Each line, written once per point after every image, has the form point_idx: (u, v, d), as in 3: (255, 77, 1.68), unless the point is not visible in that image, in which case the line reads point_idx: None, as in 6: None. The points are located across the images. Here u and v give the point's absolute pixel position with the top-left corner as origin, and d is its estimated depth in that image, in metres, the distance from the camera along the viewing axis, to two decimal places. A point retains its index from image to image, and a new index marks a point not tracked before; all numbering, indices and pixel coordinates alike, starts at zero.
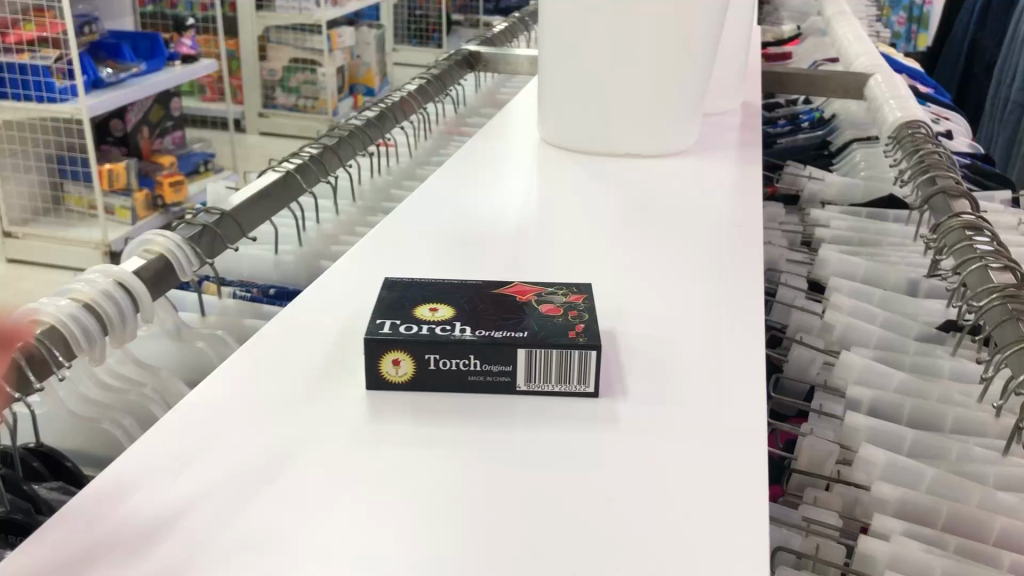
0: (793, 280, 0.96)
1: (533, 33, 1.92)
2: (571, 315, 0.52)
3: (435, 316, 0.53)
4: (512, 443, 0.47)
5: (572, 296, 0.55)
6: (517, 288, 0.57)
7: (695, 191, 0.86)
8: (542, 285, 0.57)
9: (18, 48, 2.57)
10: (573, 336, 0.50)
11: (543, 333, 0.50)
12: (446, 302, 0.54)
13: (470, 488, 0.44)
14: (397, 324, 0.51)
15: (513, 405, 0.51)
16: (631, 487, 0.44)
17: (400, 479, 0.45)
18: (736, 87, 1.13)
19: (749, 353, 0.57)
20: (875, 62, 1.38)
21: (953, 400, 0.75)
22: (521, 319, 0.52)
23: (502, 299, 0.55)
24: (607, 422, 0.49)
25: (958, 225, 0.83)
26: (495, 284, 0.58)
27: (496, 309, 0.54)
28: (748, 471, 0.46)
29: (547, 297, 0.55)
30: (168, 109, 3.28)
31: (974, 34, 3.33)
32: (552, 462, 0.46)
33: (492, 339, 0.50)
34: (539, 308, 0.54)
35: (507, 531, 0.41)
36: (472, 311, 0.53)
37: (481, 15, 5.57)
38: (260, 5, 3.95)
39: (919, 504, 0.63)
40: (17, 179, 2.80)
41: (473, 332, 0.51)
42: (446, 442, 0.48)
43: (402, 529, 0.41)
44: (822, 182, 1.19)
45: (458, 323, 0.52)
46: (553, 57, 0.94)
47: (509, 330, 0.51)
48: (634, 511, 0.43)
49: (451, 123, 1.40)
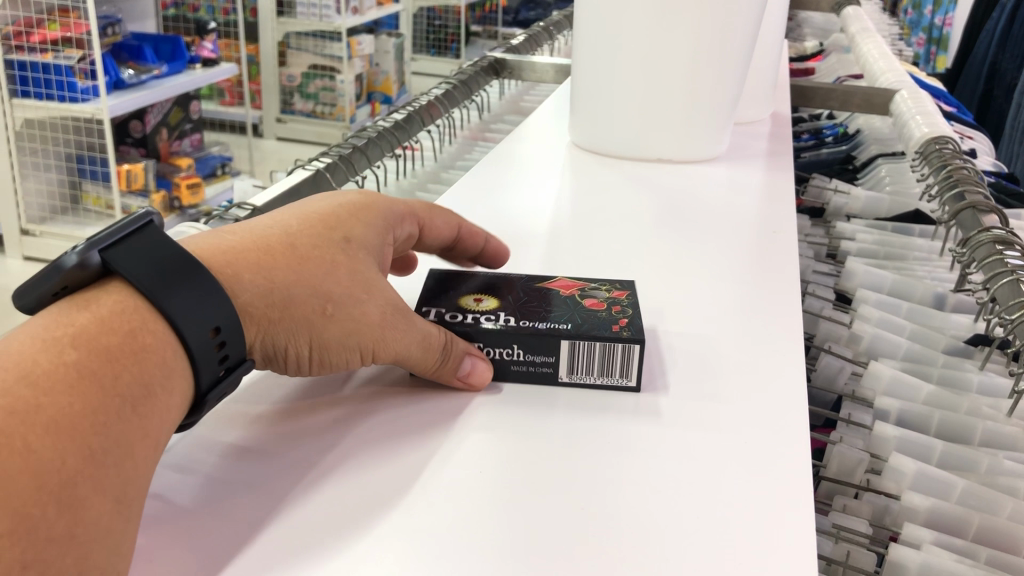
0: (821, 291, 0.96)
1: (556, 43, 1.92)
2: (615, 310, 0.54)
3: (480, 306, 0.55)
4: (553, 441, 0.48)
5: (614, 292, 0.57)
6: (561, 283, 0.59)
7: (724, 198, 0.87)
8: (584, 281, 0.59)
9: (42, 48, 2.58)
10: (617, 329, 0.52)
11: (585, 326, 0.52)
12: (489, 293, 0.57)
13: (511, 480, 0.44)
14: (444, 314, 0.54)
15: (554, 404, 0.51)
16: (674, 485, 0.45)
17: (441, 472, 0.45)
18: (764, 100, 1.14)
19: (784, 357, 0.57)
20: (901, 78, 1.38)
21: (982, 413, 0.75)
22: (564, 312, 0.54)
23: (547, 293, 0.57)
24: (647, 421, 0.50)
25: (988, 239, 0.82)
26: (539, 278, 0.60)
27: (539, 301, 0.56)
28: (789, 473, 0.46)
29: (590, 293, 0.57)
30: (187, 112, 3.30)
31: (994, 57, 3.33)
32: (592, 458, 0.46)
33: (535, 330, 0.52)
34: (582, 302, 0.55)
35: (554, 522, 0.42)
36: (517, 303, 0.55)
37: (500, 26, 5.59)
38: (281, 11, 3.98)
39: (950, 513, 0.63)
40: (36, 177, 2.82)
41: (516, 322, 0.53)
42: (487, 437, 0.48)
43: (448, 519, 0.42)
44: (848, 197, 1.19)
45: (502, 313, 0.54)
46: (586, 62, 0.95)
47: (552, 323, 0.53)
48: (679, 509, 0.43)
49: (476, 129, 1.40)
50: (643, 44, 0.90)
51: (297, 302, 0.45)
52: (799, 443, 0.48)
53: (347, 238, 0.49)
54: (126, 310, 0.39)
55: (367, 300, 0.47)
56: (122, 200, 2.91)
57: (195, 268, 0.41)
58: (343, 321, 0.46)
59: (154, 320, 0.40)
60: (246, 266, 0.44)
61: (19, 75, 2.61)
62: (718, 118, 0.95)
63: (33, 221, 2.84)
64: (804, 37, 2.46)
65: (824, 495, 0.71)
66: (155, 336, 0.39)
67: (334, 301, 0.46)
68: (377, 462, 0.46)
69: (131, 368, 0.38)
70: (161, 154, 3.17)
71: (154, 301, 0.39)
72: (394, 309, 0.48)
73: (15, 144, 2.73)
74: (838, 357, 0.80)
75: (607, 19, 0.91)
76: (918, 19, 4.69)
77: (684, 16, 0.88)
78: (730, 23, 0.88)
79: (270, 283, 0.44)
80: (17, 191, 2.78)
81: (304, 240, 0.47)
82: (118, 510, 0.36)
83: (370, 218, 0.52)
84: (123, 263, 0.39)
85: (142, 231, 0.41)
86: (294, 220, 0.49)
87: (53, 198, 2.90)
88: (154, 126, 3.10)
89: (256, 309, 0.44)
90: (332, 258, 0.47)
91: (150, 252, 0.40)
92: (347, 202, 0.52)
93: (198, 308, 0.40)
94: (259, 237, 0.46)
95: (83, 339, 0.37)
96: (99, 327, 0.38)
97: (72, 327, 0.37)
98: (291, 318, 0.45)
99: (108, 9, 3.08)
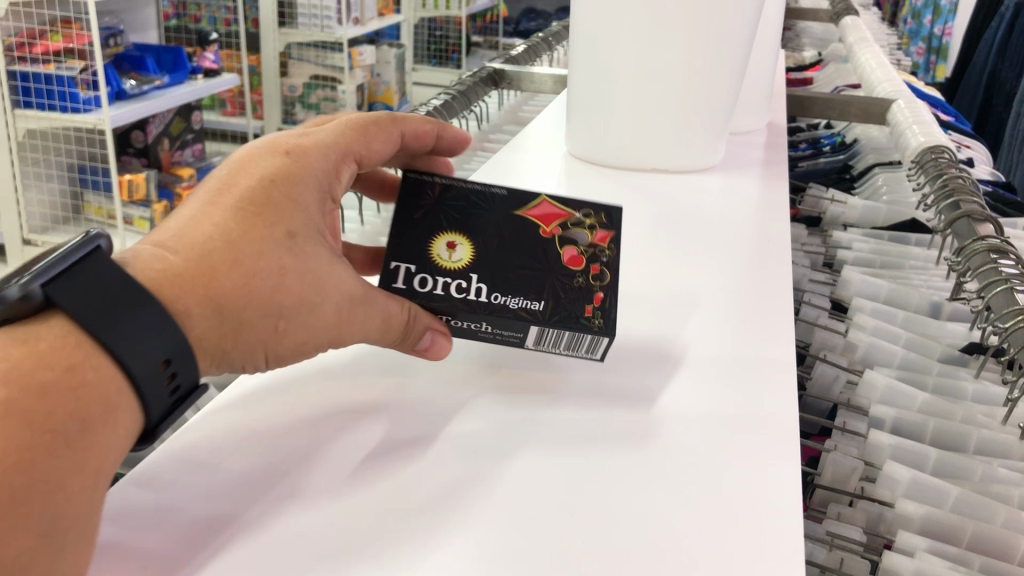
0: (817, 299, 0.96)
1: (556, 53, 1.93)
2: (591, 276, 0.56)
3: (454, 261, 0.56)
4: (549, 451, 0.48)
5: (598, 235, 0.58)
6: (545, 207, 0.59)
7: (721, 206, 0.87)
8: (570, 207, 0.59)
9: (44, 59, 2.59)
10: (589, 316, 0.55)
11: (558, 308, 0.55)
12: (460, 231, 0.57)
13: (503, 492, 0.45)
14: (416, 276, 0.56)
15: (550, 414, 0.52)
16: (668, 494, 0.45)
17: (439, 483, 0.46)
18: (760, 108, 1.14)
19: (775, 365, 0.58)
20: (898, 88, 1.38)
21: (976, 422, 0.75)
22: (540, 275, 0.56)
23: (522, 236, 0.57)
24: (643, 431, 0.50)
25: (982, 248, 0.83)
26: (522, 198, 0.59)
27: (515, 252, 0.57)
28: (778, 482, 0.46)
29: (572, 233, 0.58)
30: (188, 122, 3.32)
31: (993, 66, 3.35)
32: (582, 468, 0.47)
33: (509, 311, 0.54)
34: (561, 259, 0.57)
35: (550, 532, 0.42)
36: (491, 253, 0.56)
37: (500, 37, 5.61)
38: (282, 22, 3.99)
39: (943, 521, 0.63)
40: (39, 187, 2.83)
41: (490, 296, 0.55)
42: (481, 446, 0.48)
43: (441, 532, 0.42)
44: (844, 206, 1.19)
45: (474, 277, 0.56)
46: (583, 72, 0.96)
47: (524, 297, 0.55)
48: (672, 518, 0.43)
49: (475, 139, 1.40)
50: (639, 53, 0.91)
51: (251, 324, 0.46)
52: (788, 451, 0.49)
53: (291, 231, 0.48)
54: (67, 344, 0.39)
55: (322, 302, 0.49)
56: (124, 210, 2.92)
57: (136, 299, 0.41)
58: (299, 330, 0.48)
59: (96, 353, 0.40)
60: (197, 298, 0.44)
61: (21, 86, 2.62)
62: (715, 128, 0.96)
63: (36, 231, 2.85)
64: (804, 47, 2.47)
65: (818, 503, 0.71)
66: (99, 372, 0.40)
67: (288, 314, 0.47)
68: (373, 472, 0.46)
69: (68, 403, 0.38)
70: (163, 164, 3.18)
71: (99, 337, 0.40)
72: (347, 305, 0.50)
73: (17, 154, 2.74)
74: (833, 366, 0.80)
75: (604, 30, 0.92)
76: (918, 28, 4.71)
77: (680, 25, 0.88)
78: (725, 33, 0.89)
79: (220, 314, 0.45)
80: (18, 202, 2.79)
81: (251, 247, 0.46)
82: (45, 544, 0.36)
83: (301, 201, 0.50)
84: (65, 298, 0.40)
85: (85, 259, 0.41)
86: (233, 216, 0.47)
87: (55, 208, 2.91)
88: (155, 136, 3.11)
89: (209, 340, 0.45)
90: (281, 267, 0.47)
91: (92, 284, 0.41)
92: (284, 179, 0.50)
93: (142, 340, 0.41)
94: (199, 249, 0.45)
95: (18, 374, 0.37)
96: (36, 363, 0.38)
97: (9, 362, 0.37)
98: (245, 342, 0.46)
99: (110, 20, 3.10)
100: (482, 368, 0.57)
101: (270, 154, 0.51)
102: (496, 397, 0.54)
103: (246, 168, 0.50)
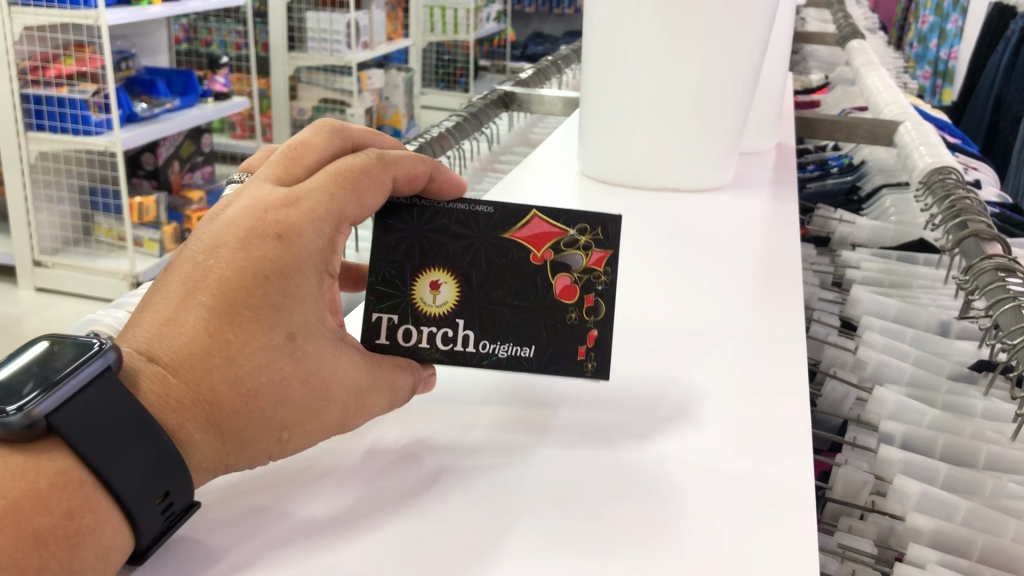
0: (825, 317, 0.97)
1: (565, 76, 1.96)
2: (583, 311, 0.55)
3: (437, 305, 0.55)
4: (571, 478, 0.49)
5: (593, 254, 0.55)
6: (536, 224, 0.55)
7: (732, 225, 0.88)
8: (563, 221, 0.55)
9: (58, 82, 2.62)
10: (583, 357, 0.56)
11: (547, 352, 0.56)
12: (445, 269, 0.55)
13: (521, 520, 0.46)
14: (399, 326, 0.55)
15: (568, 438, 0.53)
16: (687, 518, 0.46)
17: (463, 510, 0.47)
18: (770, 130, 1.16)
19: (788, 385, 0.59)
20: (906, 109, 1.39)
21: (986, 437, 0.76)
22: (530, 314, 0.55)
23: (512, 269, 0.55)
24: (662, 457, 0.51)
25: (990, 267, 0.84)
26: (512, 214, 0.55)
27: (504, 291, 0.55)
28: (789, 504, 0.47)
29: (565, 257, 0.55)
30: (199, 145, 3.35)
31: (999, 90, 3.37)
32: (597, 495, 0.48)
33: (498, 359, 0.56)
34: (554, 292, 0.55)
35: (573, 557, 0.43)
36: (479, 294, 0.55)
37: (508, 61, 5.65)
38: (292, 46, 4.04)
39: (954, 535, 0.64)
40: (50, 210, 2.86)
41: (479, 344, 0.55)
42: (505, 474, 0.50)
43: (461, 560, 0.43)
44: (853, 226, 1.21)
45: (460, 324, 0.55)
46: (594, 96, 0.97)
47: (513, 344, 0.55)
48: (691, 541, 0.45)
49: (487, 160, 1.42)
50: (650, 76, 0.93)
51: (250, 440, 0.47)
52: (801, 474, 0.50)
53: (291, 331, 0.46)
54: (69, 483, 0.40)
55: (325, 405, 0.48)
56: (135, 231, 2.94)
57: (133, 438, 0.42)
58: (303, 438, 0.48)
59: (93, 492, 0.40)
60: (197, 424, 0.45)
61: (34, 109, 2.66)
62: (725, 150, 0.97)
63: (46, 253, 2.87)
64: (809, 71, 2.49)
65: (829, 517, 0.71)
66: (99, 516, 0.40)
67: (289, 428, 0.47)
68: (401, 502, 0.48)
69: (60, 553, 0.39)
70: (173, 187, 3.20)
71: (102, 475, 0.41)
72: (349, 403, 0.49)
73: (29, 176, 2.77)
74: (843, 382, 0.81)
75: (615, 53, 0.93)
76: (923, 52, 4.75)
77: (691, 49, 0.90)
78: (734, 57, 0.91)
79: (216, 438, 0.46)
80: (29, 224, 2.81)
81: (250, 361, 0.45)
82: None
83: (298, 297, 0.47)
84: (68, 429, 0.40)
85: (90, 383, 0.41)
86: (227, 322, 0.45)
87: (66, 229, 2.93)
88: (166, 159, 3.14)
89: (211, 462, 0.46)
90: (281, 379, 0.46)
91: (94, 413, 0.41)
92: (281, 272, 0.46)
93: (138, 479, 0.42)
94: (193, 377, 0.45)
95: (16, 520, 0.38)
96: (34, 506, 0.39)
97: (7, 500, 0.38)
98: (249, 452, 0.47)
99: (123, 42, 3.13)
100: (500, 395, 0.59)
101: (256, 239, 0.46)
102: (513, 425, 0.55)
103: (232, 260, 0.46)
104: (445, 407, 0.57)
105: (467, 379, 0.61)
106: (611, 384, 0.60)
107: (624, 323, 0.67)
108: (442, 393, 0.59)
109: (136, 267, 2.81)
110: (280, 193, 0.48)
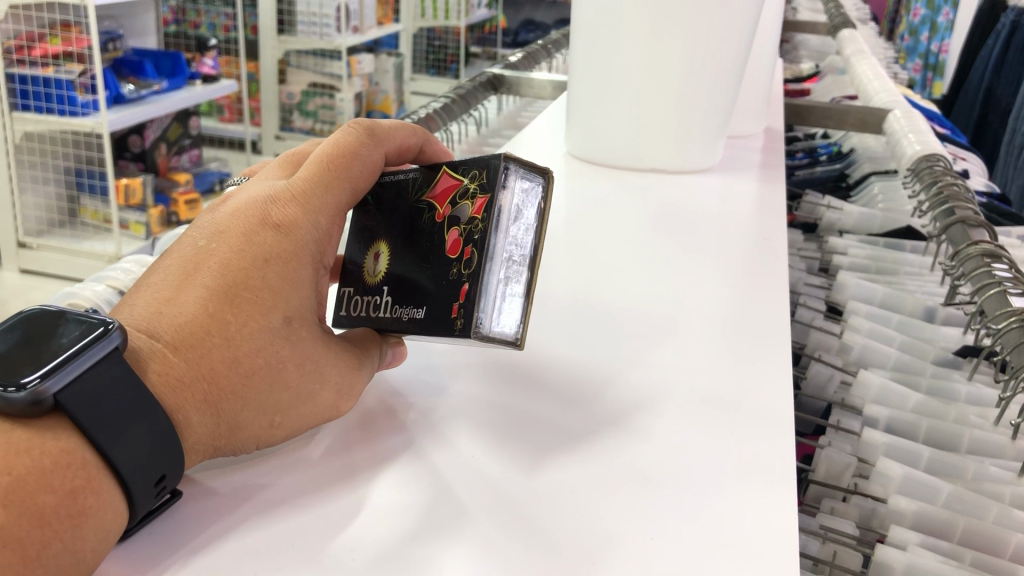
0: (812, 301, 0.98)
1: (554, 61, 1.94)
2: (463, 262, 0.46)
3: (375, 269, 0.54)
4: (552, 452, 0.49)
5: (478, 201, 0.47)
6: (446, 181, 0.51)
7: (720, 207, 0.88)
8: (463, 172, 0.49)
9: (43, 62, 2.59)
10: (454, 315, 0.46)
11: (432, 318, 0.47)
12: (384, 237, 0.53)
13: (505, 490, 0.46)
14: (353, 296, 0.55)
15: (546, 413, 0.53)
16: (667, 492, 0.46)
17: (442, 480, 0.47)
18: (758, 115, 1.15)
19: (770, 365, 0.59)
20: (894, 97, 1.39)
21: (969, 422, 0.76)
22: (427, 274, 0.49)
23: (424, 227, 0.51)
24: (645, 432, 0.51)
25: (976, 253, 0.83)
26: (430, 178, 0.52)
27: (414, 252, 0.51)
28: (768, 483, 0.47)
29: (459, 210, 0.48)
30: (186, 127, 3.32)
31: (988, 84, 3.38)
32: (573, 470, 0.47)
33: (402, 324, 0.50)
34: (447, 249, 0.48)
35: (552, 531, 0.43)
36: (398, 256, 0.52)
37: (499, 49, 5.62)
38: (281, 30, 4.00)
39: (935, 517, 0.64)
40: (35, 190, 2.82)
41: (393, 308, 0.51)
42: (482, 447, 0.49)
43: (439, 532, 0.43)
44: (840, 213, 1.21)
45: (384, 289, 0.52)
46: (582, 76, 0.96)
47: (413, 308, 0.49)
48: (674, 515, 0.44)
49: (475, 143, 1.41)
50: (639, 56, 0.92)
51: (242, 424, 0.45)
52: (781, 453, 0.49)
53: (288, 316, 0.46)
54: (74, 463, 0.39)
55: (320, 391, 0.47)
56: (121, 214, 2.92)
57: (135, 417, 0.41)
58: (291, 425, 0.47)
59: (96, 471, 0.39)
60: (197, 405, 0.44)
61: (19, 89, 2.62)
62: (712, 134, 0.97)
63: (31, 234, 2.85)
64: (800, 60, 2.49)
65: (812, 500, 0.72)
66: (99, 498, 0.39)
67: (281, 413, 0.46)
68: (379, 472, 0.47)
69: (62, 533, 0.37)
70: (160, 169, 3.18)
71: (105, 456, 0.40)
72: (342, 393, 0.49)
73: (14, 157, 2.74)
74: (827, 366, 0.82)
75: (603, 34, 0.93)
76: (914, 45, 4.76)
77: (678, 31, 0.89)
78: (723, 40, 0.90)
79: (216, 420, 0.44)
80: (15, 204, 2.78)
81: (247, 342, 0.45)
82: None
83: (294, 279, 0.47)
84: (75, 408, 0.39)
85: (96, 365, 0.40)
86: (227, 303, 0.45)
87: (51, 211, 2.90)
88: (153, 141, 3.12)
89: (203, 446, 0.45)
90: (278, 362, 0.46)
91: (101, 392, 0.40)
92: (280, 256, 0.46)
93: (140, 459, 0.41)
94: (194, 356, 0.44)
95: (21, 496, 0.37)
96: (38, 484, 0.37)
97: (11, 476, 0.37)
98: (240, 436, 0.46)
99: (110, 23, 3.10)
100: (482, 368, 0.58)
101: (255, 225, 0.47)
102: (491, 398, 0.54)
103: (233, 245, 0.47)
104: (423, 381, 0.56)
105: (448, 353, 0.60)
106: (595, 360, 0.60)
107: (610, 304, 0.67)
108: (422, 366, 0.58)
109: (121, 249, 2.78)
110: (279, 184, 0.49)
